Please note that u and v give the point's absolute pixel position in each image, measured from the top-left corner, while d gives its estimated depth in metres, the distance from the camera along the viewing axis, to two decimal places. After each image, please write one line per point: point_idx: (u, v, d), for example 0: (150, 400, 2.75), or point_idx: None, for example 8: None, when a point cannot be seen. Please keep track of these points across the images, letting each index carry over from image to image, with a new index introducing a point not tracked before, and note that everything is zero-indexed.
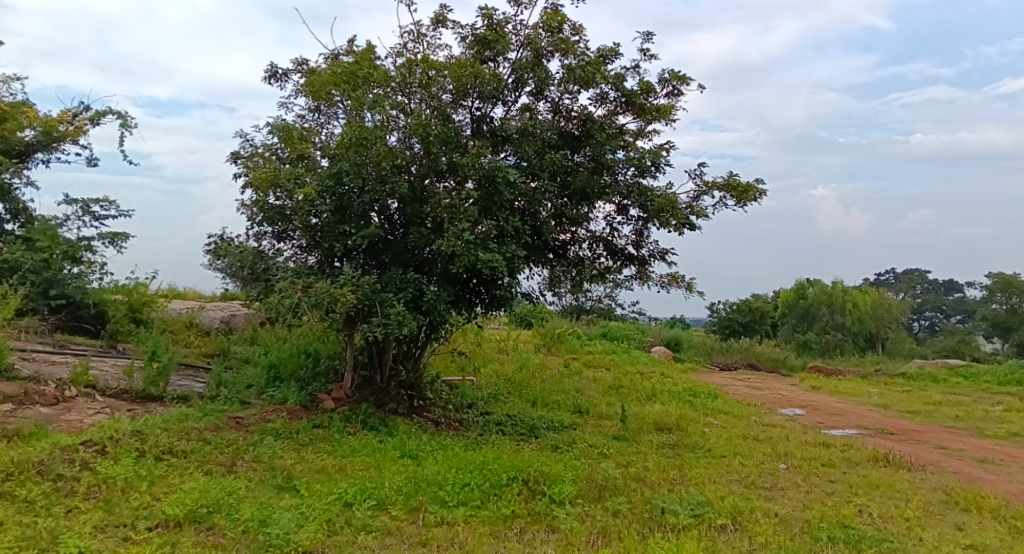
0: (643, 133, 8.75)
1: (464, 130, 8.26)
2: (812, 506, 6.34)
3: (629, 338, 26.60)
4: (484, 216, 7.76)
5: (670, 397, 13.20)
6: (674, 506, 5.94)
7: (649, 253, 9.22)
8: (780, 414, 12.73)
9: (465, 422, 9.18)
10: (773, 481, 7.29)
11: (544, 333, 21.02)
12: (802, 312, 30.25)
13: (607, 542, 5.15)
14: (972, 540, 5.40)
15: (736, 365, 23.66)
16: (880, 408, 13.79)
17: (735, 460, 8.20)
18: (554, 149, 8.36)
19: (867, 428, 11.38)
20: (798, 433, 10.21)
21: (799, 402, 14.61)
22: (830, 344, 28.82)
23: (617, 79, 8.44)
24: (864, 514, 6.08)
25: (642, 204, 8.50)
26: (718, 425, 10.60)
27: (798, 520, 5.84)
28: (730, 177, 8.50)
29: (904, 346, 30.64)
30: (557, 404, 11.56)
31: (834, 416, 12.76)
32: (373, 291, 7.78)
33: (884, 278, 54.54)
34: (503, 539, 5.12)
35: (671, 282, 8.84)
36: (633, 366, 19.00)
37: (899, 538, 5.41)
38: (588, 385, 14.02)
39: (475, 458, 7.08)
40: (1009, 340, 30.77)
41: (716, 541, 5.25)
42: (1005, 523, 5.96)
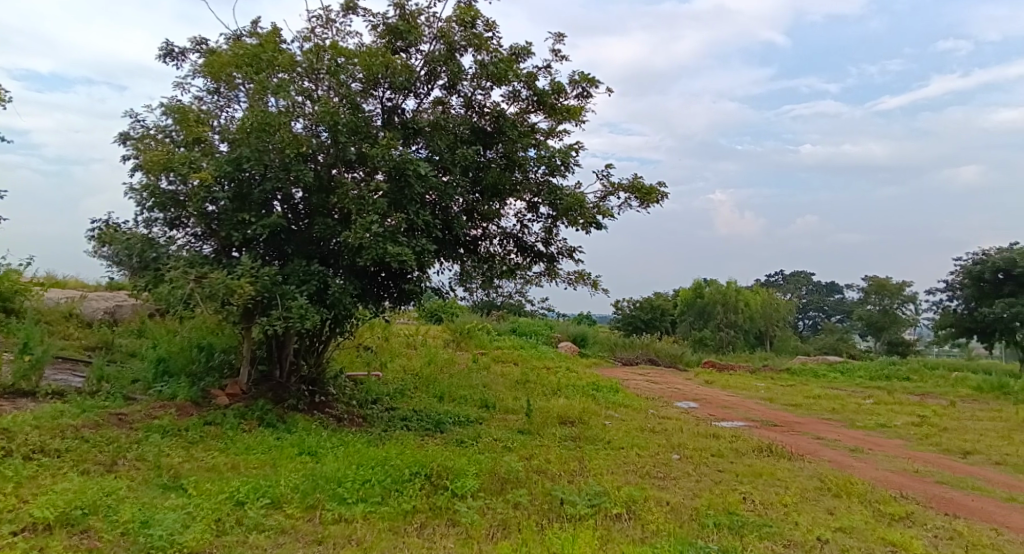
0: (554, 133, 8.87)
1: (374, 121, 8.12)
2: (701, 494, 6.65)
3: (537, 334, 26.96)
4: (394, 209, 7.66)
5: (573, 391, 13.47)
6: (573, 497, 6.09)
7: (558, 251, 9.36)
8: (676, 407, 13.26)
9: (368, 418, 9.03)
10: (667, 471, 7.58)
11: (453, 328, 20.96)
12: (699, 310, 31.50)
13: (506, 534, 5.21)
14: (841, 523, 5.82)
15: (637, 360, 24.42)
16: (766, 401, 14.62)
17: (632, 451, 8.47)
18: (465, 144, 8.35)
19: (754, 420, 12.03)
20: (693, 425, 10.65)
21: (695, 396, 15.25)
22: (724, 341, 30.36)
23: (529, 78, 8.52)
24: (747, 501, 6.43)
25: (552, 202, 8.60)
26: (618, 419, 10.90)
27: (687, 508, 6.10)
28: (635, 179, 8.76)
29: (789, 343, 32.56)
30: (464, 398, 11.58)
31: (725, 409, 13.40)
32: (273, 283, 7.53)
33: (774, 279, 57.75)
34: (403, 535, 5.08)
35: (578, 280, 9.02)
36: (539, 361, 19.26)
37: (778, 522, 5.76)
38: (494, 380, 14.11)
39: (377, 454, 6.99)
40: (880, 339, 33.22)
41: (611, 530, 5.41)
42: (870, 506, 6.45)
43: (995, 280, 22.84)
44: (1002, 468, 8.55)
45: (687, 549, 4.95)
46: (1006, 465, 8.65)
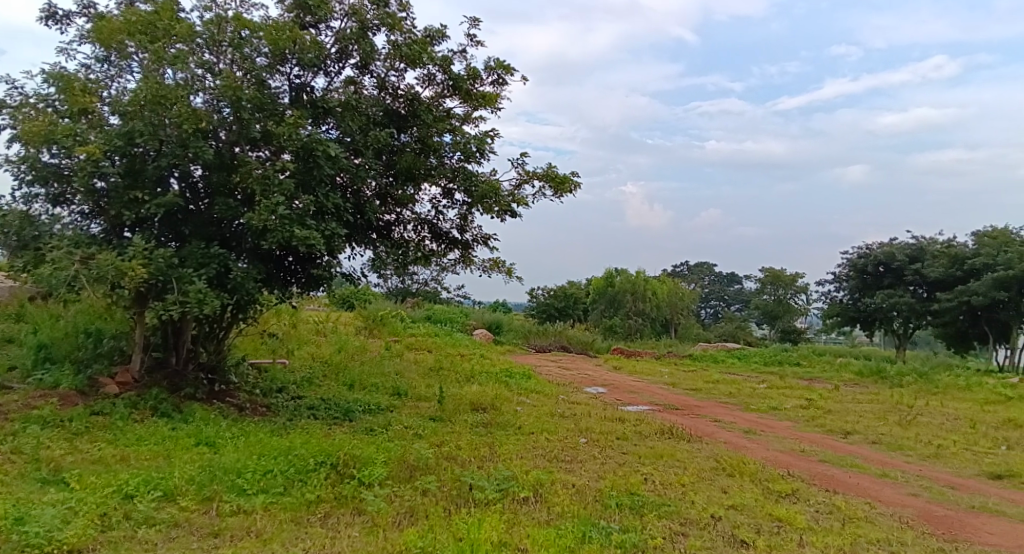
0: (469, 119, 8.82)
1: (281, 98, 7.82)
2: (605, 476, 6.83)
3: (451, 321, 26.91)
4: (302, 191, 7.42)
5: (486, 378, 13.54)
6: (481, 482, 6.12)
7: (473, 238, 9.32)
8: (585, 392, 13.57)
9: (273, 407, 8.74)
10: (574, 454, 7.75)
11: (366, 315, 20.61)
12: (610, 298, 32.55)
13: (412, 521, 5.18)
14: (734, 501, 6.11)
15: (550, 347, 24.79)
16: (669, 386, 15.18)
17: (541, 436, 8.61)
18: (378, 126, 8.17)
19: (658, 404, 12.46)
20: (601, 409, 10.92)
21: (603, 381, 15.65)
22: (632, 328, 31.25)
23: (444, 61, 8.43)
24: (648, 482, 6.66)
25: (467, 189, 8.53)
26: (530, 404, 11.04)
27: (592, 489, 6.26)
28: (549, 168, 8.84)
29: (693, 330, 33.90)
30: (375, 386, 11.42)
31: (631, 393, 13.83)
32: (169, 265, 7.15)
33: (679, 269, 59.94)
34: (305, 525, 4.97)
35: (493, 267, 9.03)
36: (453, 349, 19.24)
37: (675, 502, 6.00)
38: (407, 367, 14.01)
39: (280, 444, 6.79)
40: (775, 326, 35.09)
41: (518, 513, 5.48)
42: (761, 485, 6.81)
43: (876, 273, 24.50)
44: (878, 447, 9.22)
45: (590, 529, 5.09)
46: (882, 444, 9.33)
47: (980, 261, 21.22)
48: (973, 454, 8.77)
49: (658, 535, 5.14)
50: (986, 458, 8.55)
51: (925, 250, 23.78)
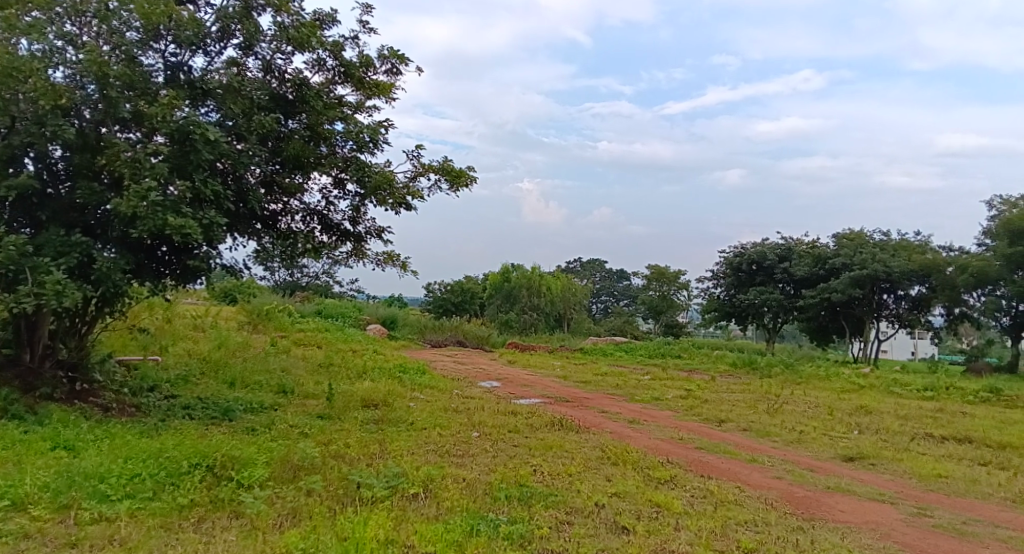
0: (362, 107, 8.60)
1: (155, 77, 7.32)
2: (496, 468, 6.87)
3: (343, 316, 26.26)
4: (177, 176, 6.97)
5: (378, 373, 13.30)
6: (370, 480, 5.99)
7: (366, 230, 9.07)
8: (479, 386, 13.62)
9: (143, 407, 8.19)
10: (465, 449, 7.75)
11: (251, 310, 19.73)
12: (506, 294, 32.84)
13: (295, 522, 4.99)
14: (617, 489, 6.31)
15: (446, 342, 24.70)
16: (560, 379, 15.51)
17: (433, 431, 8.54)
18: (263, 111, 7.81)
19: (550, 396, 12.69)
20: (493, 403, 10.97)
21: (497, 375, 15.76)
22: (527, 323, 31.70)
23: (335, 47, 8.18)
24: (537, 473, 6.75)
25: (359, 179, 8.30)
26: (422, 400, 10.92)
27: (482, 483, 6.27)
28: (445, 162, 8.78)
29: (584, 325, 34.78)
30: (258, 384, 10.95)
31: (524, 387, 13.99)
32: (22, 254, 6.54)
33: (573, 265, 61.30)
34: (176, 531, 4.69)
35: (387, 260, 8.86)
36: (344, 344, 18.77)
37: (563, 491, 6.12)
38: (294, 363, 13.52)
39: (150, 445, 6.37)
40: (660, 320, 36.61)
41: (407, 509, 5.41)
42: (642, 472, 7.07)
43: (749, 271, 26.07)
44: (749, 434, 9.80)
45: (478, 522, 5.10)
46: (752, 431, 9.93)
47: (839, 261, 22.97)
48: (831, 438, 9.50)
49: (544, 524, 5.22)
50: (842, 441, 9.29)
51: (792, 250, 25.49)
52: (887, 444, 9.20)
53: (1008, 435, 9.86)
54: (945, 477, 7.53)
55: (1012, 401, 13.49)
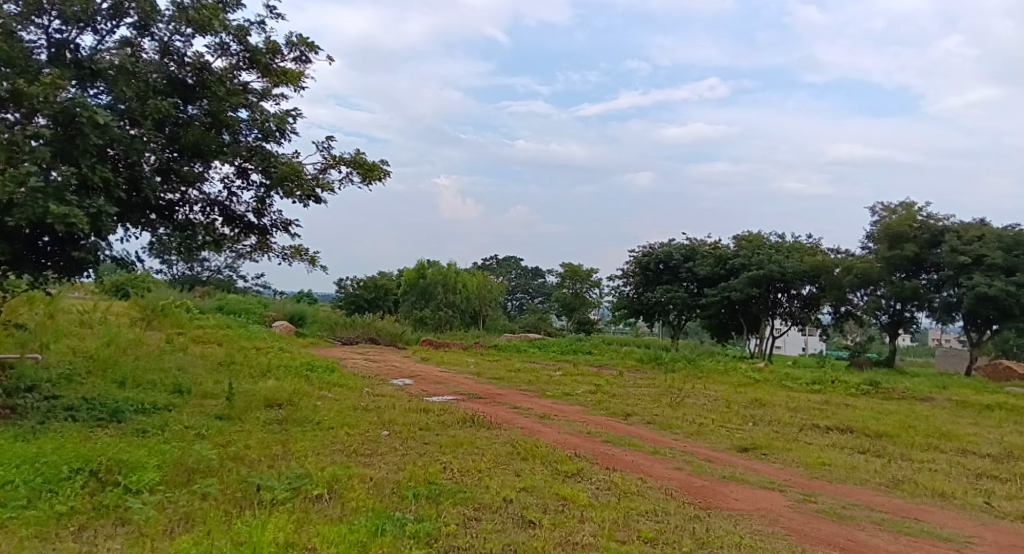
0: (268, 95, 8.28)
1: (38, 55, 6.83)
2: (404, 467, 6.78)
3: (248, 313, 25.29)
4: (60, 161, 6.50)
5: (283, 372, 12.86)
6: (270, 482, 5.79)
7: (272, 223, 8.71)
8: (390, 384, 13.43)
9: (19, 408, 7.61)
10: (373, 448, 7.61)
11: (145, 305, 18.67)
12: (421, 290, 32.57)
13: (187, 528, 4.77)
14: (525, 484, 6.37)
15: (357, 339, 24.16)
16: (473, 376, 15.50)
17: (341, 431, 8.34)
18: (160, 95, 7.41)
19: (461, 393, 12.67)
20: (405, 401, 10.83)
21: (408, 373, 15.57)
22: (442, 320, 31.52)
23: (239, 31, 7.85)
24: (446, 470, 6.71)
25: (264, 170, 7.97)
26: (330, 399, 10.64)
27: (389, 482, 6.19)
28: (357, 154, 8.59)
29: (499, 322, 34.92)
30: (151, 384, 10.38)
31: (436, 384, 13.89)
32: None
33: (488, 262, 61.45)
34: (53, 541, 4.38)
35: (294, 255, 8.57)
36: (248, 341, 18.07)
37: (472, 488, 6.12)
38: (192, 362, 12.90)
39: (27, 450, 5.92)
40: (572, 317, 37.24)
41: (309, 511, 5.26)
42: (550, 467, 7.16)
43: (657, 270, 26.87)
44: (652, 427, 10.11)
45: (384, 522, 5.02)
46: (656, 424, 10.25)
47: (739, 261, 23.96)
48: (728, 430, 9.93)
49: (451, 522, 5.20)
50: (738, 433, 9.73)
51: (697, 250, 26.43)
52: (779, 435, 9.71)
53: (885, 424, 10.61)
54: (829, 465, 8.02)
55: (889, 393, 14.53)
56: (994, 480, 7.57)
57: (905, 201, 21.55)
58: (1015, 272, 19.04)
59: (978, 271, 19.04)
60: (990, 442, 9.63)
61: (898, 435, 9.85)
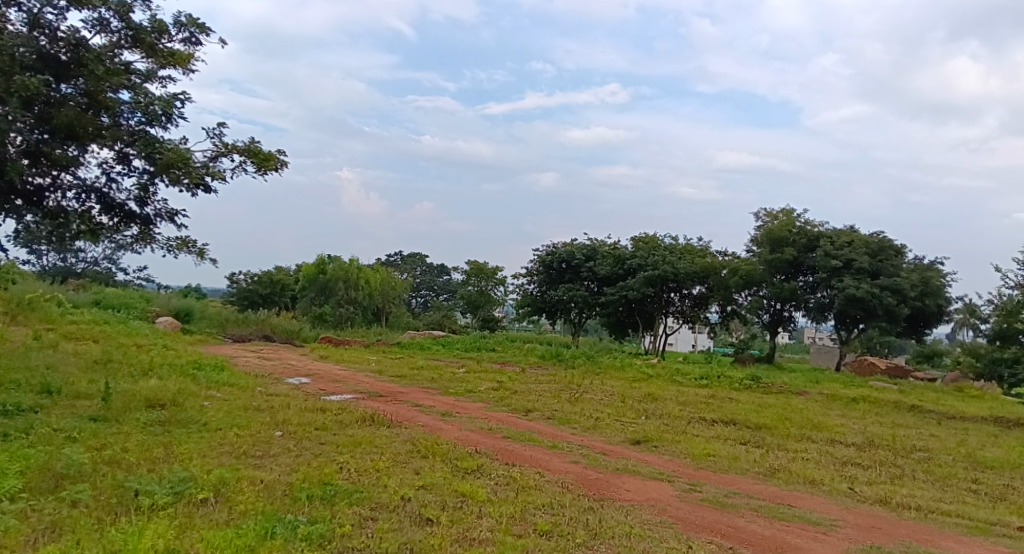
0: (153, 77, 7.80)
1: None
2: (297, 468, 6.59)
3: (128, 308, 23.78)
4: None
5: (168, 371, 12.18)
6: (150, 487, 5.47)
7: (156, 213, 8.17)
8: (286, 382, 13.02)
9: None
10: (265, 449, 7.34)
11: (9, 299, 17.16)
12: (320, 286, 31.70)
13: (54, 537, 4.44)
14: (425, 482, 6.34)
15: (250, 336, 23.18)
16: (374, 374, 15.25)
17: (230, 432, 8.00)
18: (28, 71, 6.85)
19: (361, 391, 12.44)
20: (300, 400, 10.51)
21: (305, 371, 15.11)
22: (342, 317, 30.78)
23: (121, 7, 7.37)
24: (343, 470, 6.58)
25: (148, 156, 7.48)
26: (219, 399, 10.18)
27: (282, 484, 5.99)
28: (251, 143, 8.25)
29: (402, 319, 34.50)
30: (16, 384, 9.57)
31: (334, 383, 13.56)
32: None
33: (392, 258, 60.56)
34: None
35: (181, 247, 8.12)
36: (129, 338, 16.98)
37: (369, 487, 6.03)
38: (64, 360, 12.00)
39: None
40: (477, 315, 37.32)
41: (193, 516, 5.01)
42: (450, 464, 7.16)
43: (559, 269, 27.32)
44: (551, 422, 10.29)
45: (274, 525, 4.86)
46: (555, 419, 10.45)
47: (636, 261, 24.78)
48: (622, 424, 10.26)
49: (345, 523, 5.09)
50: (631, 427, 10.06)
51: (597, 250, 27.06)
52: (669, 428, 10.13)
53: (764, 417, 11.29)
54: (713, 456, 8.45)
55: (769, 387, 15.47)
56: (858, 467, 8.21)
57: (785, 208, 22.98)
58: (879, 275, 20.69)
59: (848, 275, 20.55)
60: (856, 432, 10.46)
61: (776, 426, 10.52)
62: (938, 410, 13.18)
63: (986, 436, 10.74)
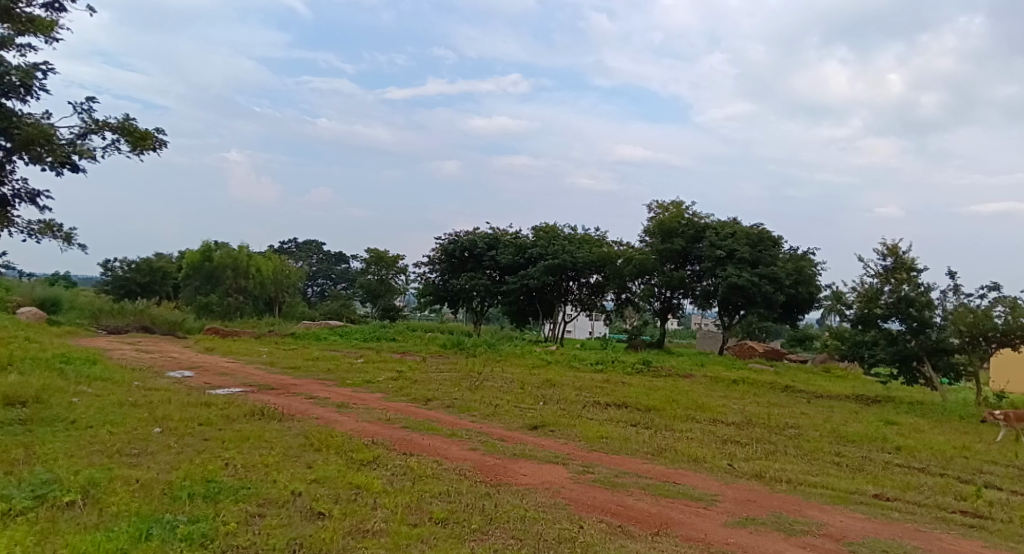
0: (11, 44, 7.15)
1: None
2: (178, 466, 6.27)
3: None
4: None
5: (31, 365, 11.28)
6: (8, 491, 5.06)
7: (14, 193, 7.50)
8: (167, 376, 12.34)
9: None
10: (141, 447, 6.93)
11: None
12: (206, 274, 30.08)
13: None
14: (317, 475, 6.19)
15: (127, 328, 21.83)
16: (265, 366, 14.74)
17: (102, 430, 7.50)
18: None
19: (250, 385, 11.97)
20: (182, 395, 9.99)
21: (189, 364, 14.37)
22: (230, 307, 29.53)
23: None
24: (228, 467, 6.32)
25: (4, 130, 6.85)
26: (91, 395, 9.50)
27: (160, 483, 5.69)
28: (125, 120, 7.71)
29: (296, 309, 33.62)
30: None
31: (221, 376, 12.98)
32: None
33: (287, 245, 58.54)
34: None
35: (43, 231, 7.50)
36: None
37: (256, 483, 5.81)
38: None
39: None
40: (377, 304, 36.75)
41: (57, 521, 4.67)
42: (345, 456, 7.02)
43: (461, 258, 27.25)
44: (451, 410, 10.29)
45: (151, 526, 4.60)
46: (455, 407, 10.46)
47: (536, 251, 25.10)
48: (520, 410, 10.41)
49: (230, 521, 4.89)
50: (529, 412, 10.22)
51: (499, 239, 27.15)
52: (565, 412, 10.36)
53: (654, 399, 11.76)
54: (606, 438, 8.72)
55: (658, 371, 16.15)
56: (736, 444, 8.71)
57: (675, 200, 23.91)
58: (758, 265, 21.93)
59: (731, 264, 21.65)
60: (736, 412, 11.08)
61: (664, 408, 10.98)
62: (809, 389, 14.18)
63: (850, 412, 11.67)
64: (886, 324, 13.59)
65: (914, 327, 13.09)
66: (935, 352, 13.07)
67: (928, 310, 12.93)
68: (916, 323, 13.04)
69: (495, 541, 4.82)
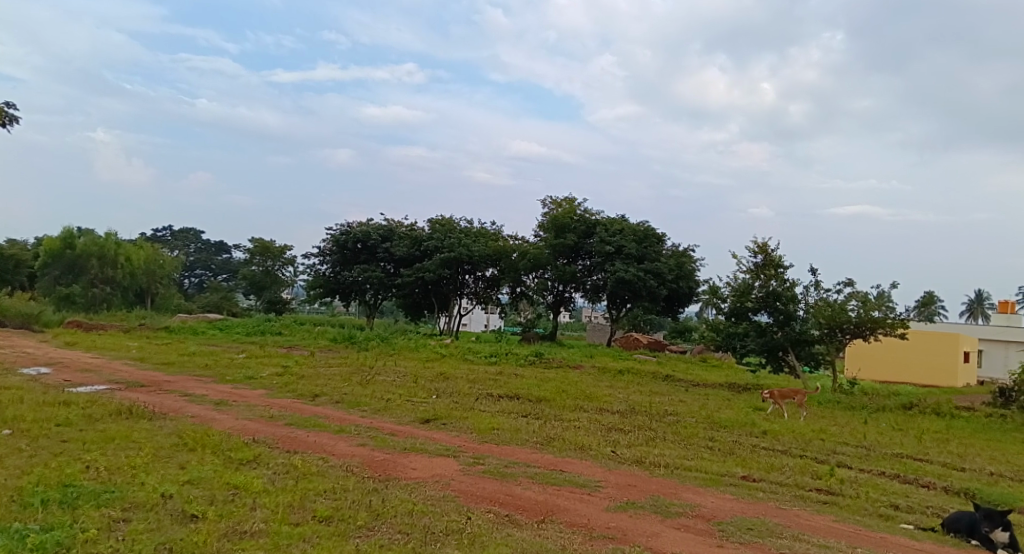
0: None
1: None
2: (30, 471, 5.76)
3: None
4: None
5: None
6: None
7: None
8: (20, 374, 11.31)
9: None
10: None
11: None
12: (67, 263, 27.98)
13: None
14: (189, 476, 5.87)
15: None
16: (136, 361, 13.80)
17: None
18: None
19: (117, 382, 11.17)
20: (38, 394, 9.18)
21: (46, 361, 13.22)
22: (95, 298, 27.76)
23: None
24: (89, 470, 5.87)
25: None
26: None
27: (7, 489, 5.21)
28: None
29: (171, 301, 31.52)
30: None
31: (83, 373, 12.02)
32: None
33: (162, 233, 55.08)
34: None
35: None
36: None
37: (120, 487, 5.43)
38: None
39: None
40: (261, 296, 35.24)
41: None
42: (222, 455, 6.71)
43: (354, 249, 26.62)
44: (339, 406, 10.04)
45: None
46: (343, 402, 10.22)
47: (431, 243, 24.90)
48: (412, 404, 10.30)
49: (90, 527, 4.55)
50: (421, 406, 10.15)
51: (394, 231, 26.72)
52: (456, 405, 10.34)
53: (544, 390, 11.97)
54: (496, 429, 8.80)
55: (549, 362, 16.48)
56: (620, 432, 9.01)
57: (568, 197, 24.39)
58: (644, 260, 22.78)
59: (619, 259, 22.36)
60: (620, 401, 11.46)
61: (554, 399, 11.19)
62: (686, 379, 14.89)
63: (722, 399, 12.36)
64: (756, 316, 14.51)
65: (781, 320, 14.10)
66: (798, 343, 14.07)
67: (793, 304, 13.96)
68: (782, 315, 14.06)
69: (381, 536, 4.75)
